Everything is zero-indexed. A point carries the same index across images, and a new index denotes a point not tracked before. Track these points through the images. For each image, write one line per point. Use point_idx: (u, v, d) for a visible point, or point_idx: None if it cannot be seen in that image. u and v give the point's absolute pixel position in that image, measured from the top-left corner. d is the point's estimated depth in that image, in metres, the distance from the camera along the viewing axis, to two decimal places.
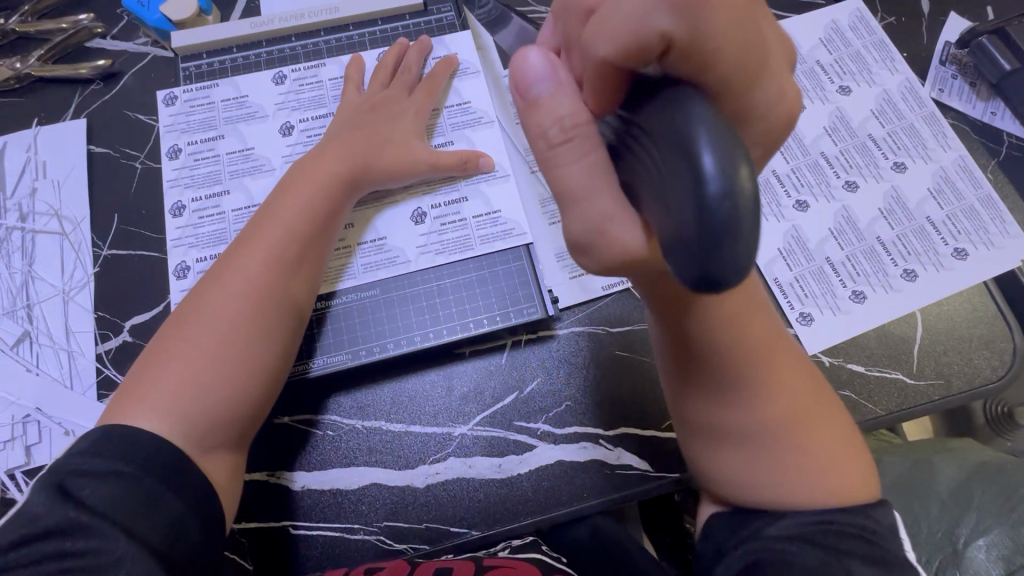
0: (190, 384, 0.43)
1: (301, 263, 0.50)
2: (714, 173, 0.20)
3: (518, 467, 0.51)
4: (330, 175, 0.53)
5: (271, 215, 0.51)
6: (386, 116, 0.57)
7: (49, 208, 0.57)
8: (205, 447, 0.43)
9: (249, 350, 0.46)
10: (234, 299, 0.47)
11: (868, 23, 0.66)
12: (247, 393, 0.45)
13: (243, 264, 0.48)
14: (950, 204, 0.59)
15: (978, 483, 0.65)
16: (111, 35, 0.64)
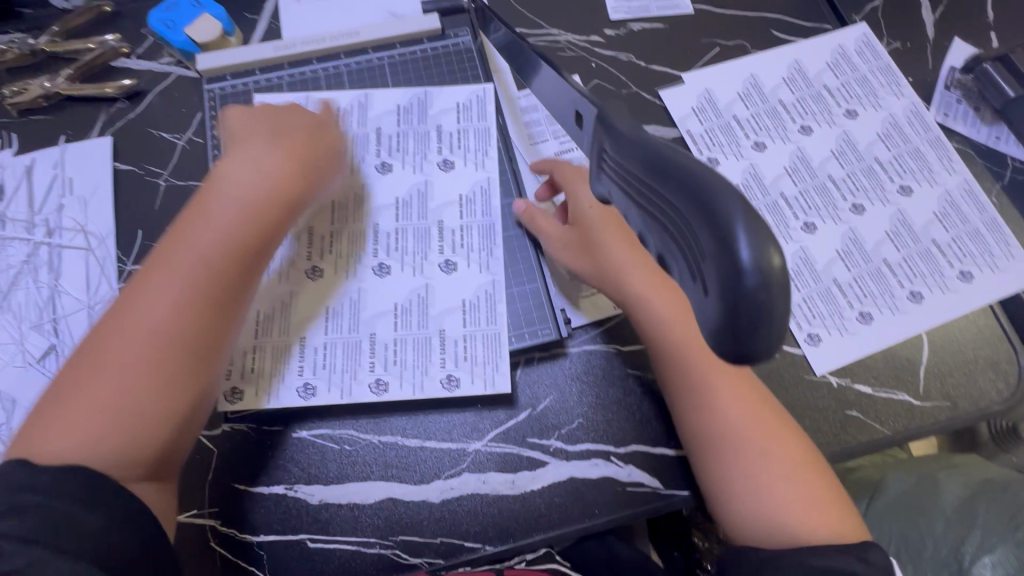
0: (99, 425, 0.41)
1: (222, 298, 0.46)
2: (750, 257, 0.17)
3: (531, 483, 0.52)
4: (255, 197, 0.49)
5: (181, 243, 0.46)
6: (314, 135, 0.55)
7: (75, 223, 0.59)
8: (128, 477, 0.41)
9: (156, 391, 0.42)
10: (143, 338, 0.43)
11: (874, 48, 0.68)
12: (163, 430, 0.43)
13: (150, 301, 0.44)
14: (955, 227, 0.61)
15: (982, 501, 0.66)
16: (136, 55, 0.66)
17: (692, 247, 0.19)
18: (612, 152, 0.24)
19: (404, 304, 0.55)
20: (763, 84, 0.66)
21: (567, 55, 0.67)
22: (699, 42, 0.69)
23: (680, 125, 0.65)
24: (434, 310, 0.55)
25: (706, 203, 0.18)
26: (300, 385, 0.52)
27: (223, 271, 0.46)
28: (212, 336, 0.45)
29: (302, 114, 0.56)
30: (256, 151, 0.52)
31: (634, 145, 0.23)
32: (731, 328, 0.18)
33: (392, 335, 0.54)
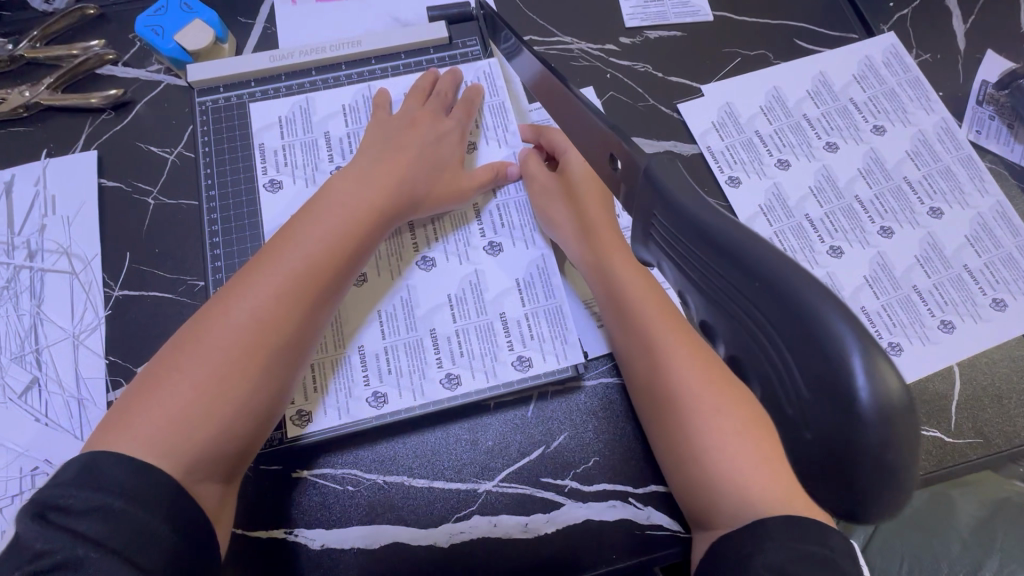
0: (181, 415, 0.39)
1: (319, 299, 0.44)
2: (870, 394, 0.16)
3: (546, 526, 0.49)
4: (369, 198, 0.48)
5: (292, 238, 0.45)
6: (427, 133, 0.54)
7: (58, 246, 0.55)
8: (197, 477, 0.39)
9: (243, 385, 0.41)
10: (239, 327, 0.41)
11: (903, 60, 0.65)
12: (241, 429, 0.41)
13: (254, 290, 0.42)
14: (988, 252, 0.58)
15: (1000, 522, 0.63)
16: (123, 62, 0.62)
17: (782, 372, 0.17)
18: (664, 228, 0.22)
19: (461, 295, 0.53)
20: (787, 98, 0.63)
21: (580, 64, 0.64)
22: (720, 52, 0.65)
23: (700, 140, 0.61)
24: (490, 295, 0.53)
25: (807, 323, 0.16)
26: (368, 395, 0.50)
27: (326, 271, 0.45)
28: (300, 334, 0.44)
29: (416, 112, 0.55)
30: (371, 151, 0.51)
31: (694, 231, 0.20)
32: (839, 457, 0.16)
33: (453, 326, 0.52)
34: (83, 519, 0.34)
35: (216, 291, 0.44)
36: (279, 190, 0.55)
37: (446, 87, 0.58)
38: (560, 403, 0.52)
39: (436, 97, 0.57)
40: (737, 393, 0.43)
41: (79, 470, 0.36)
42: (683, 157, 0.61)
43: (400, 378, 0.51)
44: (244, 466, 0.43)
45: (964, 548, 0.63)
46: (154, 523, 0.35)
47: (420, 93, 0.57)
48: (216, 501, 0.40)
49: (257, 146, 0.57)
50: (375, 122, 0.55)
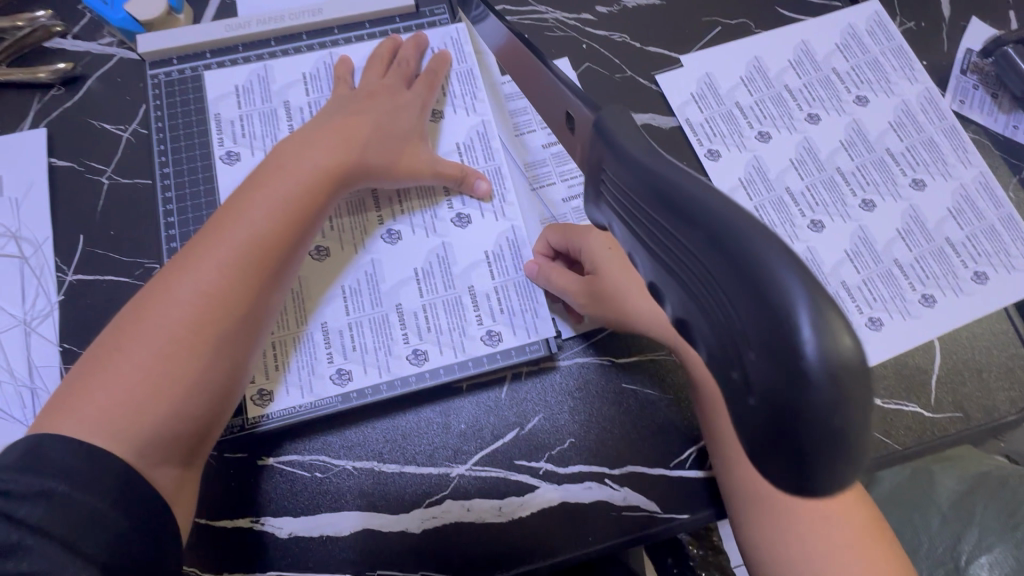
0: (128, 398, 0.37)
1: (270, 271, 0.42)
2: (814, 348, 0.15)
3: (520, 509, 0.48)
4: (317, 165, 0.46)
5: (236, 210, 0.43)
6: (385, 105, 0.51)
7: (6, 229, 0.53)
8: (152, 461, 0.37)
9: (193, 363, 0.38)
10: (184, 302, 0.39)
11: (887, 28, 0.63)
12: (195, 408, 0.39)
13: (198, 266, 0.40)
14: (969, 224, 0.57)
15: (982, 496, 0.62)
16: (72, 34, 0.58)
17: (727, 330, 0.17)
18: (615, 181, 0.21)
19: (428, 271, 0.51)
20: (768, 68, 0.61)
21: (555, 34, 0.61)
22: (700, 21, 0.63)
23: (679, 112, 0.59)
24: (458, 269, 0.52)
25: (753, 277, 0.16)
26: (333, 372, 0.49)
27: (275, 241, 0.43)
28: (253, 309, 0.42)
29: (372, 85, 0.53)
30: (323, 122, 0.49)
31: (641, 184, 0.19)
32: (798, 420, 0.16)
33: (420, 301, 0.51)
34: (22, 506, 0.32)
35: (159, 272, 0.42)
36: (237, 162, 0.53)
37: (407, 55, 0.55)
38: (532, 382, 0.50)
39: (397, 67, 0.55)
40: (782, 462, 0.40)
41: (22, 454, 0.34)
42: (661, 130, 0.59)
43: (367, 361, 0.49)
44: (205, 447, 0.41)
45: (943, 522, 0.63)
46: (102, 510, 0.33)
47: (380, 63, 0.55)
48: (174, 487, 0.39)
49: (215, 120, 0.54)
50: (332, 98, 0.53)
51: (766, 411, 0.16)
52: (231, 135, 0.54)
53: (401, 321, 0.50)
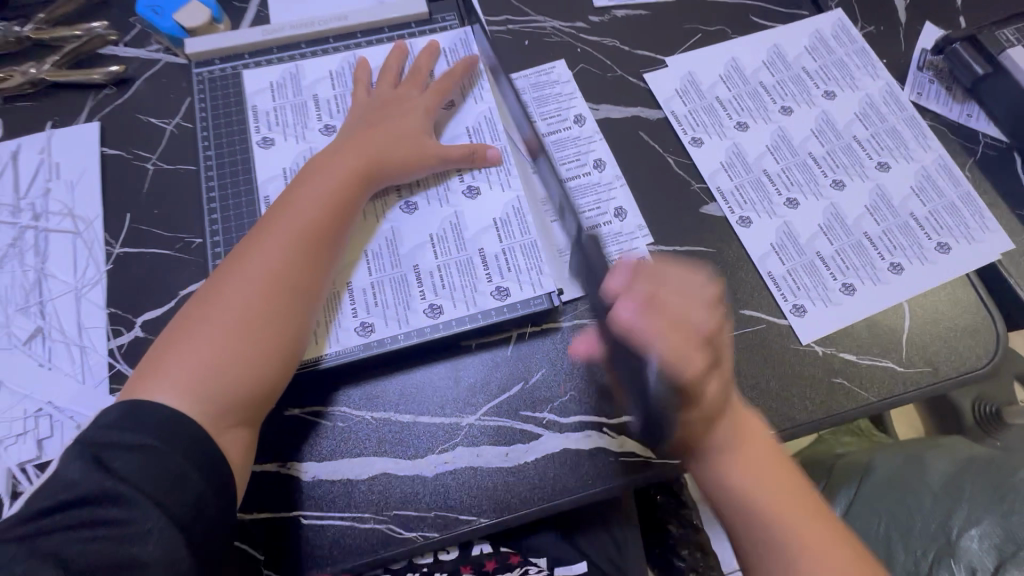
0: (210, 360, 0.43)
1: (319, 255, 0.50)
2: None
3: (526, 455, 0.52)
4: (354, 164, 0.54)
5: (291, 204, 0.51)
6: (398, 112, 0.59)
7: (62, 208, 0.58)
8: (225, 424, 0.43)
9: (263, 329, 0.45)
10: (254, 279, 0.46)
11: (850, 32, 0.70)
12: (263, 368, 0.45)
13: (259, 257, 0.47)
14: (931, 201, 0.62)
15: (969, 476, 0.71)
16: (124, 43, 0.66)
17: None
18: None
19: (443, 233, 0.57)
20: (744, 67, 0.68)
21: (553, 40, 0.68)
22: (682, 28, 0.70)
23: (665, 106, 0.66)
24: (469, 235, 0.57)
25: None
26: (355, 329, 0.54)
27: (324, 225, 0.50)
28: (307, 290, 0.48)
29: (387, 96, 0.60)
30: (351, 133, 0.57)
31: None
32: None
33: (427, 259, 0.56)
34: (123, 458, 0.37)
35: (221, 264, 0.48)
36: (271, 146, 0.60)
37: (423, 63, 0.63)
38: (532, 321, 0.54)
39: (413, 77, 0.62)
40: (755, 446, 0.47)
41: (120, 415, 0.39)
42: (650, 122, 0.65)
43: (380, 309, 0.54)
44: (266, 415, 0.47)
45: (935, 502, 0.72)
46: (187, 468, 0.38)
47: (393, 76, 0.62)
48: (237, 444, 0.44)
49: (252, 111, 0.61)
50: (352, 105, 0.60)
51: None
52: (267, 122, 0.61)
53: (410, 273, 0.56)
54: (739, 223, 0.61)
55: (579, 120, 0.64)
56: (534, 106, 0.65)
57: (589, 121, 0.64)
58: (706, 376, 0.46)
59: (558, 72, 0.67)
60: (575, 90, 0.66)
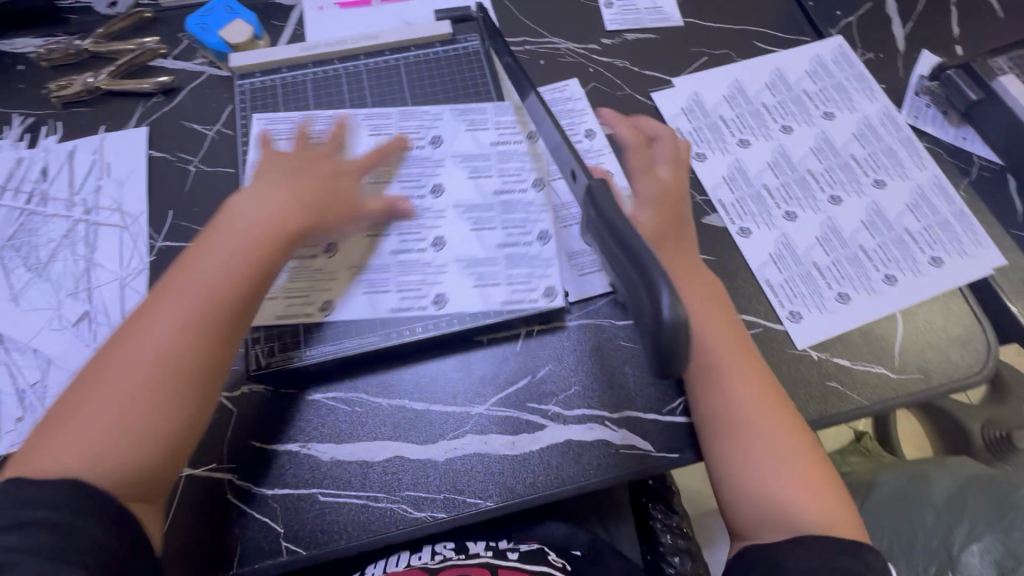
0: (100, 433, 0.44)
1: (223, 322, 0.49)
2: (670, 311, 0.32)
3: (531, 444, 0.55)
4: (262, 228, 0.53)
5: (191, 269, 0.50)
6: (320, 169, 0.59)
7: (111, 203, 0.64)
8: (123, 493, 0.44)
9: (154, 402, 0.46)
10: (144, 353, 0.47)
11: (849, 58, 0.74)
12: (153, 440, 0.46)
13: (153, 330, 0.47)
14: (925, 217, 0.65)
15: (972, 492, 0.75)
16: (172, 56, 0.72)
17: (637, 298, 0.35)
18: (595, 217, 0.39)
19: (461, 248, 0.61)
20: (747, 89, 0.72)
21: (567, 60, 0.73)
22: (689, 51, 0.75)
23: (671, 123, 0.70)
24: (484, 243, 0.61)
25: (645, 275, 0.34)
26: (376, 321, 0.58)
27: (225, 294, 0.50)
28: (209, 361, 0.48)
29: (309, 152, 0.60)
30: (259, 190, 0.56)
31: (604, 222, 0.38)
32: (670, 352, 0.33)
33: (463, 230, 0.62)
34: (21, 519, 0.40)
35: (118, 329, 0.49)
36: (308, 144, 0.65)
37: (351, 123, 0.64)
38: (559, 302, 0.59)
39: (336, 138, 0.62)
40: (751, 366, 0.53)
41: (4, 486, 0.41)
42: None
43: (425, 285, 0.59)
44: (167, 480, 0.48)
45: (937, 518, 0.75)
46: (76, 524, 0.41)
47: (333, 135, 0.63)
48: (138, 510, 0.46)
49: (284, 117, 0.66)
50: (270, 156, 0.59)
51: (653, 343, 0.34)
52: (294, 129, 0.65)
53: (454, 246, 0.61)
54: (739, 233, 0.64)
55: (590, 134, 0.68)
56: None
57: (599, 136, 0.68)
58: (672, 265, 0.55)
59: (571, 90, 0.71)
60: (586, 106, 0.70)
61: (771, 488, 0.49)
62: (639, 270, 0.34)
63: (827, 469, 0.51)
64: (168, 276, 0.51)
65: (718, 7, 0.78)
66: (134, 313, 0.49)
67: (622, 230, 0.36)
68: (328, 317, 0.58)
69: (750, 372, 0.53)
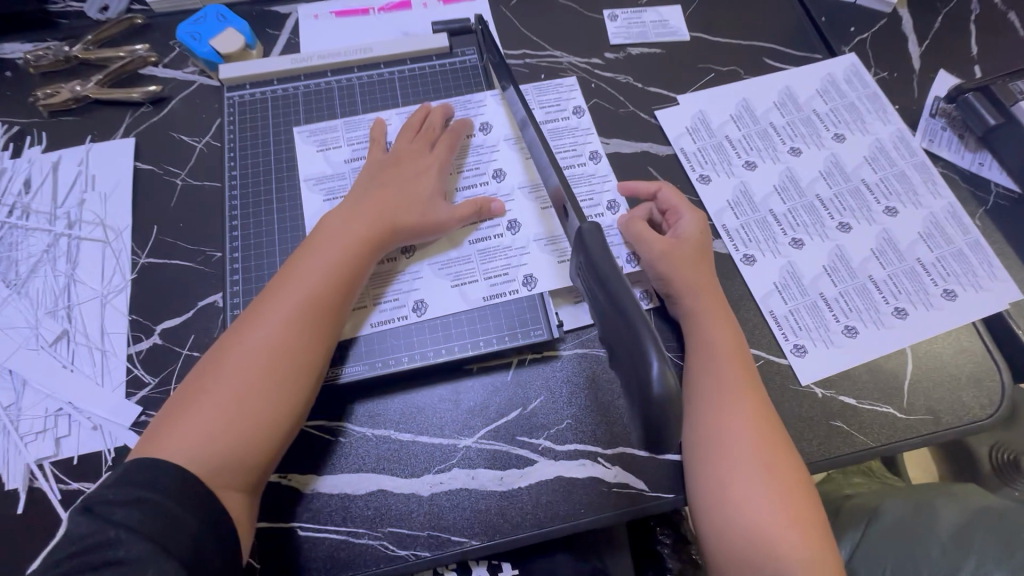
0: (211, 421, 0.45)
1: (323, 321, 0.51)
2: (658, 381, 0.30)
3: (520, 480, 0.53)
4: (357, 238, 0.54)
5: (292, 277, 0.52)
6: (412, 171, 0.59)
7: (95, 217, 0.62)
8: (222, 483, 0.45)
9: (257, 406, 0.47)
10: (251, 356, 0.48)
11: (862, 77, 0.72)
12: (256, 444, 0.46)
13: (263, 324, 0.49)
14: (939, 247, 0.62)
15: (977, 527, 0.71)
16: (163, 64, 0.70)
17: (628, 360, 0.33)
18: (586, 267, 0.37)
19: (454, 270, 0.59)
20: (754, 108, 0.70)
21: (568, 75, 0.70)
22: (695, 68, 0.72)
23: (674, 143, 0.67)
24: (479, 266, 0.59)
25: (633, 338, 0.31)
26: (363, 348, 0.56)
27: (324, 303, 0.51)
28: (308, 359, 0.49)
29: (401, 149, 0.60)
30: (358, 197, 0.57)
31: (596, 273, 0.36)
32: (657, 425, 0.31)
33: (533, 210, 0.61)
34: (118, 507, 0.40)
35: (232, 325, 0.51)
36: (320, 149, 0.63)
37: (435, 121, 0.63)
38: (542, 290, 0.58)
39: (426, 132, 0.62)
40: (750, 385, 0.50)
41: (121, 472, 0.43)
42: (659, 157, 0.67)
43: (512, 269, 0.59)
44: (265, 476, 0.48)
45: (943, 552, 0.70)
46: (178, 511, 0.41)
47: (412, 128, 0.62)
48: (239, 504, 0.46)
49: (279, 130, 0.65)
50: (367, 162, 0.60)
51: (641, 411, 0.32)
52: (307, 137, 0.64)
53: (529, 227, 0.61)
54: (743, 260, 0.62)
55: (593, 156, 0.65)
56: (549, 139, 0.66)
57: (603, 159, 0.65)
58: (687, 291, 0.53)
59: (577, 106, 0.68)
60: (590, 125, 0.67)
61: (747, 513, 0.45)
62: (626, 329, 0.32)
63: (807, 498, 0.46)
64: (276, 276, 0.53)
65: (726, 22, 0.75)
66: (246, 310, 0.52)
67: (612, 281, 0.34)
68: (422, 315, 0.57)
69: (745, 388, 0.50)
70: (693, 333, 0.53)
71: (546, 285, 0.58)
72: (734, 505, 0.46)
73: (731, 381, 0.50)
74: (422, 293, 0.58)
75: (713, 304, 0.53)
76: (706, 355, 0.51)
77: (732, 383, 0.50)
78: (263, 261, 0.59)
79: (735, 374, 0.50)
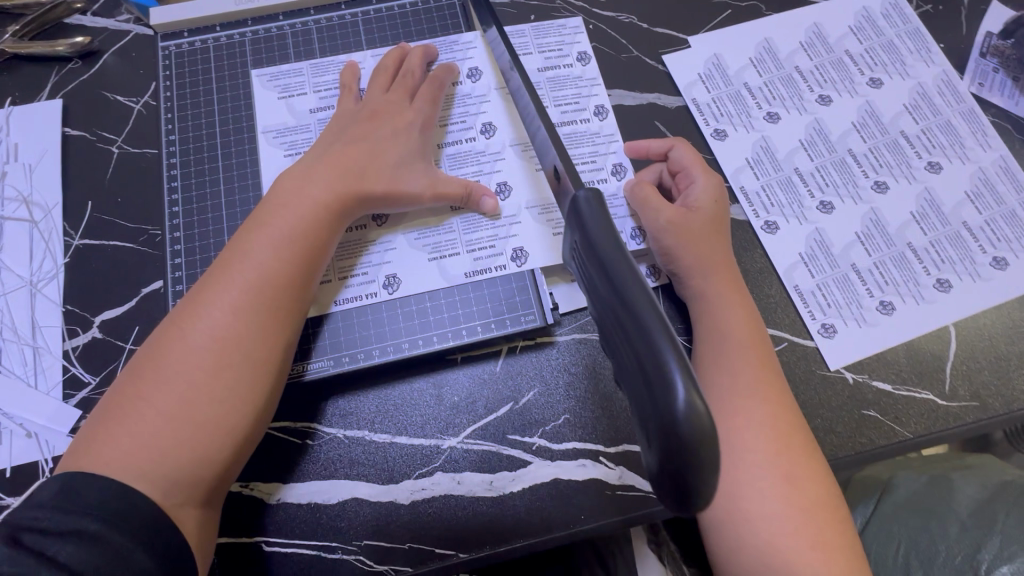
0: (155, 430, 0.38)
1: (282, 305, 0.43)
2: (682, 400, 0.24)
3: (511, 485, 0.47)
4: (317, 205, 0.45)
5: (240, 255, 0.43)
6: (383, 124, 0.50)
7: (18, 194, 0.54)
8: (175, 500, 0.38)
9: (207, 407, 0.39)
10: (195, 350, 0.40)
11: (902, 11, 0.62)
12: (207, 454, 0.39)
13: (209, 312, 0.41)
14: (988, 208, 0.55)
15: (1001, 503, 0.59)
16: (91, 11, 0.60)
17: (636, 372, 0.26)
18: (585, 252, 0.30)
19: (435, 243, 0.51)
20: (778, 49, 0.60)
21: (561, 14, 0.61)
22: (709, 3, 0.62)
23: (685, 92, 0.58)
24: (463, 239, 0.51)
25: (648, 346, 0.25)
26: (329, 339, 0.49)
27: (280, 284, 0.43)
28: (267, 350, 0.42)
29: (374, 97, 0.51)
30: (317, 156, 0.48)
31: (596, 259, 0.29)
32: (676, 456, 0.24)
33: (524, 171, 0.53)
34: (50, 540, 0.34)
35: (171, 314, 0.43)
36: (282, 96, 0.54)
37: (414, 65, 0.53)
38: (533, 267, 0.51)
39: (403, 79, 0.53)
40: (770, 377, 0.43)
41: (53, 491, 0.35)
42: (667, 110, 0.58)
43: (499, 241, 0.51)
44: (225, 488, 0.41)
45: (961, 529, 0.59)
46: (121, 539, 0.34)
47: (386, 74, 0.53)
48: (193, 523, 0.39)
49: (229, 80, 0.56)
50: (336, 113, 0.52)
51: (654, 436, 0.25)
52: (265, 81, 0.55)
53: (520, 193, 0.53)
54: (765, 228, 0.54)
55: (599, 112, 0.56)
56: (547, 89, 0.57)
57: (610, 114, 0.56)
58: (699, 269, 0.46)
59: (583, 52, 0.59)
60: (596, 75, 0.58)
61: (763, 529, 0.39)
62: (635, 330, 0.25)
63: (829, 509, 0.40)
64: (222, 253, 0.45)
65: None
66: (189, 294, 0.43)
67: (617, 270, 0.27)
68: (394, 293, 0.50)
69: (766, 381, 0.43)
70: (705, 317, 0.46)
71: (538, 260, 0.51)
72: (745, 522, 0.39)
73: (752, 374, 0.43)
74: (394, 267, 0.50)
75: (727, 284, 0.46)
76: (723, 345, 0.44)
77: (753, 376, 0.43)
78: (209, 240, 0.51)
79: (755, 366, 0.43)
